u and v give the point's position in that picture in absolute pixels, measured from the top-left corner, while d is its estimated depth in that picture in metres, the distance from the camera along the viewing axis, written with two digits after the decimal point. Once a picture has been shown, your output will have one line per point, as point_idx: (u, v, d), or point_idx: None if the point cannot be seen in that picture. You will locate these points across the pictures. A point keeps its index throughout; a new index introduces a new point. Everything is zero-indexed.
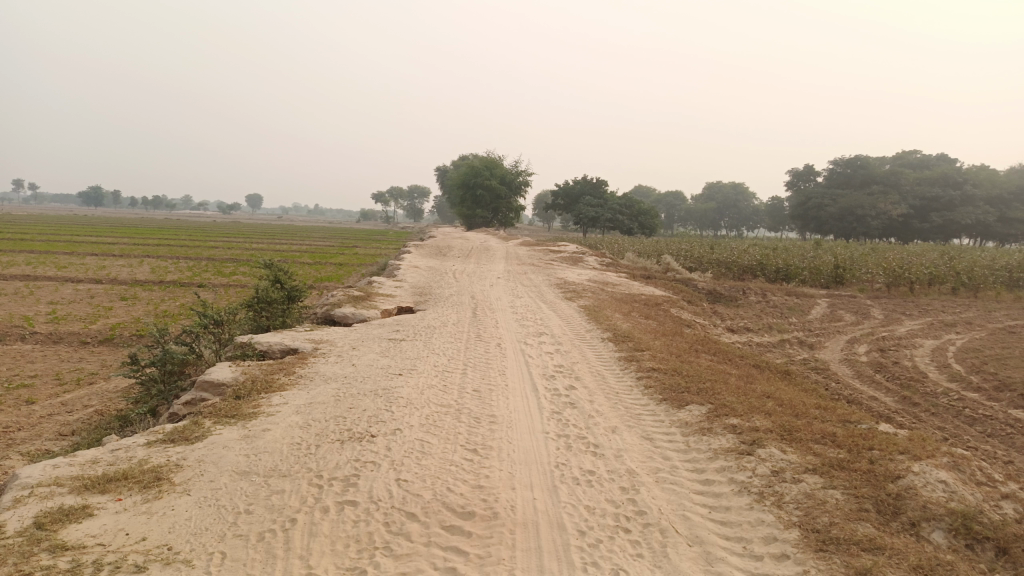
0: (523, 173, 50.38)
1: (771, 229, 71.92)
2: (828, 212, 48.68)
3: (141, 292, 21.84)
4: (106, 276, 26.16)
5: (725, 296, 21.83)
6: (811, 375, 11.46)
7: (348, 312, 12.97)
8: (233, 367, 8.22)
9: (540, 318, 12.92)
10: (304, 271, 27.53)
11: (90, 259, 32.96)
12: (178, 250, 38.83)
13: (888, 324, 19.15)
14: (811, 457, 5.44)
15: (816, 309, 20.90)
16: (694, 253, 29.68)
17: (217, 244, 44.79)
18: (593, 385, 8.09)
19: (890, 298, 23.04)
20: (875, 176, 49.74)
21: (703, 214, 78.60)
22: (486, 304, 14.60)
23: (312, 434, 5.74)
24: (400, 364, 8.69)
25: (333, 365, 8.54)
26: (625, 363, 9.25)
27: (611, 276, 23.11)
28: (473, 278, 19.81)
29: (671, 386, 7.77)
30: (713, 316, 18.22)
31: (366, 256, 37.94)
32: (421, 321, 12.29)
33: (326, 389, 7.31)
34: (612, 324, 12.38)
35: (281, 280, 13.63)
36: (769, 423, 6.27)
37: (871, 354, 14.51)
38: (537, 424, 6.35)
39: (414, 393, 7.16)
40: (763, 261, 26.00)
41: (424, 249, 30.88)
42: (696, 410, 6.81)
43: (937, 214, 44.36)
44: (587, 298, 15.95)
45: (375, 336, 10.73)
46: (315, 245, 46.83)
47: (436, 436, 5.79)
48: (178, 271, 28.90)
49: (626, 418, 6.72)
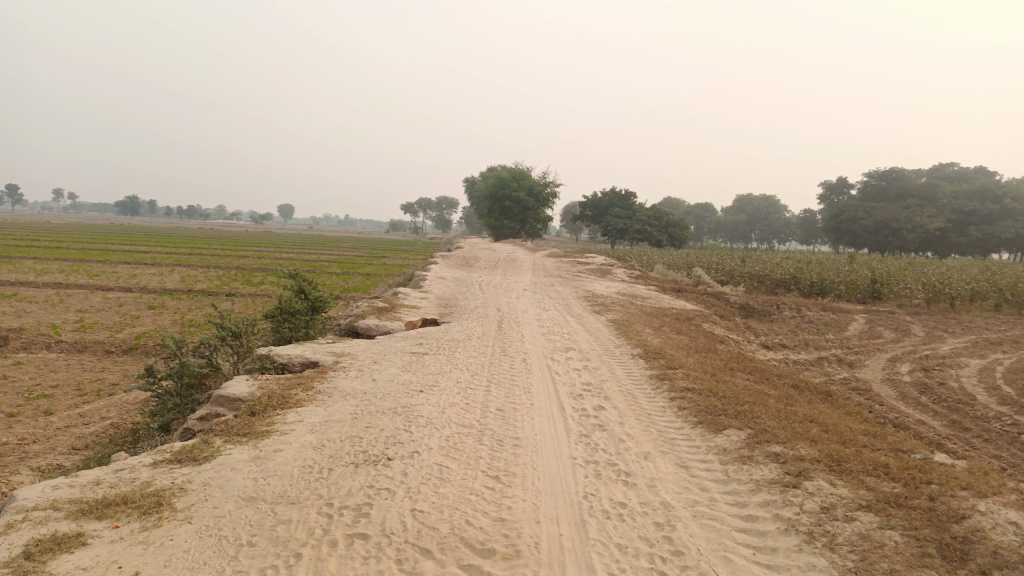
0: (551, 184, 50.10)
1: (802, 242, 70.68)
2: (861, 225, 47.59)
3: (169, 301, 21.92)
4: (136, 284, 26.35)
5: (758, 311, 21.23)
6: (852, 396, 10.89)
7: (371, 324, 12.71)
8: (251, 381, 7.96)
9: (567, 332, 12.52)
10: (330, 281, 27.45)
11: (121, 267, 33.34)
12: (208, 260, 39.16)
13: (930, 341, 18.39)
14: (863, 491, 4.98)
15: (854, 325, 20.18)
16: (725, 266, 29.06)
17: (246, 253, 45.17)
18: (623, 406, 7.68)
19: (931, 314, 22.20)
20: (911, 189, 48.53)
21: (733, 226, 77.54)
22: (513, 316, 14.25)
23: (325, 456, 5.43)
24: (422, 379, 8.36)
25: (353, 380, 8.25)
26: (657, 381, 8.82)
27: (640, 289, 22.63)
28: (500, 290, 19.50)
29: (707, 409, 7.33)
30: (745, 331, 17.65)
31: (393, 266, 37.89)
32: (446, 334, 11.97)
33: (344, 406, 7.01)
34: (642, 339, 11.95)
35: (305, 290, 13.43)
36: (814, 451, 5.81)
37: (914, 374, 13.84)
38: (565, 447, 5.97)
39: (435, 412, 6.83)
40: (797, 275, 25.32)
41: (451, 259, 30.69)
42: (734, 436, 6.38)
43: (976, 228, 43.11)
44: (616, 312, 15.52)
45: (397, 349, 10.42)
46: (343, 255, 47.00)
47: (456, 461, 5.44)
48: (206, 280, 29.02)
49: (659, 443, 6.31)
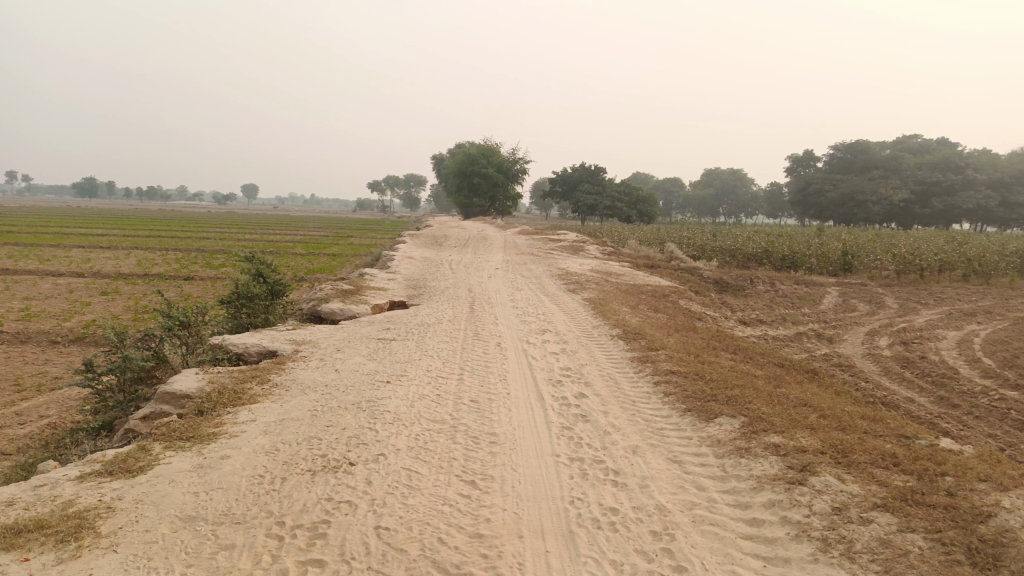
0: (521, 160, 49.31)
1: (770, 216, 71.05)
2: (828, 198, 47.72)
3: (123, 286, 20.89)
4: (90, 269, 25.17)
5: (732, 286, 20.94)
6: (836, 373, 10.55)
7: (336, 308, 12.05)
8: (201, 376, 7.29)
9: (542, 313, 11.98)
10: (294, 263, 26.48)
11: (75, 251, 31.94)
12: (168, 242, 37.79)
13: (905, 314, 18.24)
14: (875, 487, 4.55)
15: (828, 299, 19.98)
16: (697, 241, 28.75)
17: (208, 235, 43.72)
18: (606, 393, 7.18)
19: (902, 286, 22.12)
20: (876, 162, 48.76)
21: (701, 201, 77.56)
22: (484, 297, 13.65)
23: (279, 463, 4.81)
24: (389, 369, 7.76)
25: (314, 371, 7.62)
26: (639, 365, 8.33)
27: (614, 265, 22.22)
28: (470, 269, 18.86)
29: (696, 395, 6.85)
30: (722, 307, 17.28)
31: (361, 246, 36.92)
32: (415, 317, 11.36)
33: (303, 401, 6.39)
34: (620, 318, 11.48)
35: (264, 274, 12.69)
36: (816, 441, 5.37)
37: (894, 348, 13.60)
38: (545, 444, 5.46)
39: (403, 406, 6.25)
40: (769, 248, 25.07)
41: (420, 238, 29.93)
42: (728, 425, 5.92)
43: (938, 199, 43.54)
44: (591, 290, 15.01)
45: (362, 335, 9.78)
46: (309, 235, 45.89)
47: (427, 463, 4.88)
48: (165, 263, 27.94)
49: (648, 436, 5.81)
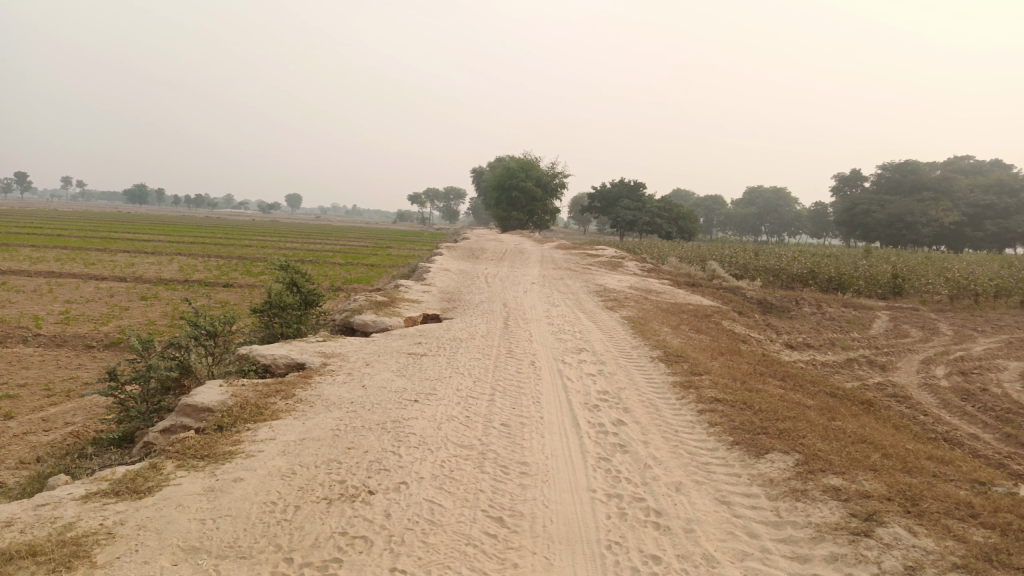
0: (560, 174, 48.99)
1: (813, 236, 69.41)
2: (875, 218, 46.22)
3: (163, 291, 21.03)
4: (132, 274, 25.46)
5: (776, 307, 20.23)
6: (892, 405, 9.89)
7: (368, 320, 11.82)
8: (224, 388, 7.05)
9: (580, 331, 11.56)
10: (331, 272, 26.49)
11: (120, 256, 32.49)
12: (209, 249, 38.30)
13: (961, 342, 17.32)
14: (952, 542, 4.04)
15: (878, 323, 19.13)
16: (739, 260, 27.99)
17: (249, 242, 44.25)
18: (646, 421, 6.73)
19: (956, 311, 21.10)
20: (927, 183, 47.15)
21: (742, 219, 76.18)
22: (520, 313, 13.28)
23: (294, 489, 4.48)
24: (418, 386, 7.44)
25: (340, 387, 7.33)
26: (681, 391, 7.86)
27: (653, 283, 21.70)
28: (507, 283, 18.52)
29: (743, 427, 6.36)
30: (766, 330, 16.61)
31: (399, 258, 36.84)
32: (447, 331, 11.03)
33: (326, 420, 6.09)
34: (660, 339, 11.00)
35: (297, 283, 12.52)
36: (880, 485, 4.87)
37: (952, 378, 12.81)
38: (580, 477, 5.05)
39: (431, 428, 5.91)
40: (815, 269, 24.22)
41: (457, 250, 29.74)
42: (780, 462, 5.43)
43: (992, 222, 41.89)
44: (631, 308, 14.53)
45: (393, 349, 9.49)
46: (348, 245, 46.19)
47: (453, 495, 4.51)
48: (205, 269, 28.23)
49: (693, 472, 5.36)
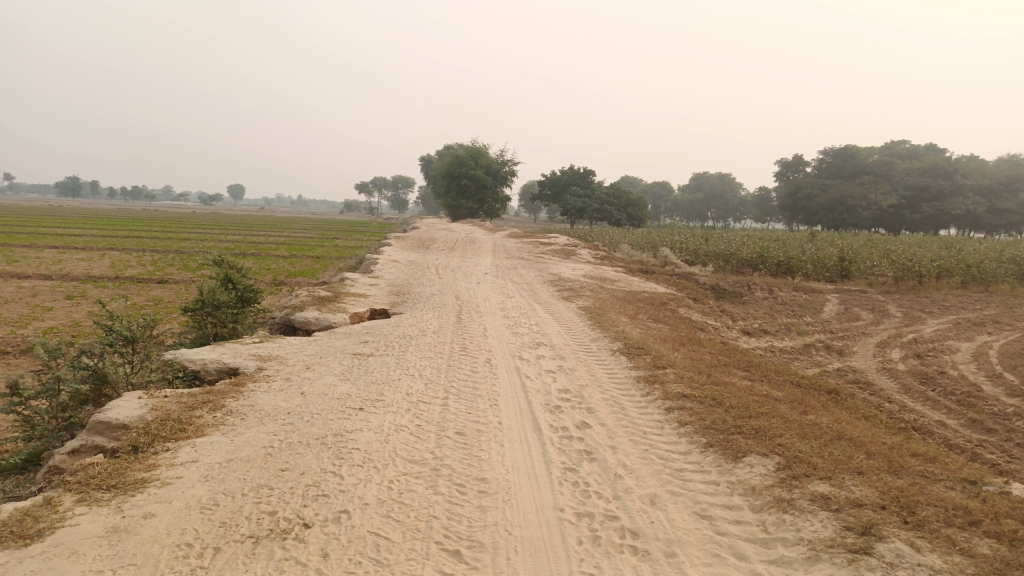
0: (510, 162, 48.38)
1: (758, 221, 70.46)
2: (817, 202, 47.00)
3: (92, 290, 19.73)
4: (59, 271, 23.91)
5: (729, 292, 20.13)
6: (856, 392, 9.64)
7: (311, 317, 11.10)
8: (143, 400, 6.31)
9: (535, 324, 11.03)
10: (275, 266, 25.40)
11: (47, 252, 30.68)
12: (146, 243, 36.53)
13: (911, 324, 17.41)
14: (959, 556, 3.65)
15: (829, 307, 19.18)
16: (690, 246, 27.90)
17: (189, 236, 42.47)
18: (612, 422, 6.24)
19: (903, 293, 21.33)
20: (866, 167, 48.15)
21: (689, 205, 76.83)
22: (472, 305, 12.71)
23: (214, 526, 3.85)
24: (364, 392, 6.81)
25: (276, 395, 6.63)
26: (646, 387, 7.40)
27: (607, 271, 21.37)
28: (459, 274, 17.88)
29: (716, 426, 5.93)
30: (722, 316, 16.39)
31: (347, 249, 35.75)
32: (396, 328, 10.39)
33: (258, 436, 5.43)
34: (619, 330, 10.58)
35: (232, 280, 11.71)
36: (870, 490, 4.48)
37: (909, 362, 12.73)
38: (545, 495, 4.53)
39: (378, 441, 5.31)
40: (765, 253, 24.21)
41: (406, 240, 28.91)
42: (760, 467, 5.00)
43: (927, 204, 42.94)
44: (587, 298, 14.08)
45: (336, 349, 8.79)
46: (294, 237, 44.79)
47: (402, 525, 3.94)
48: (141, 265, 26.76)
49: (667, 482, 4.89)
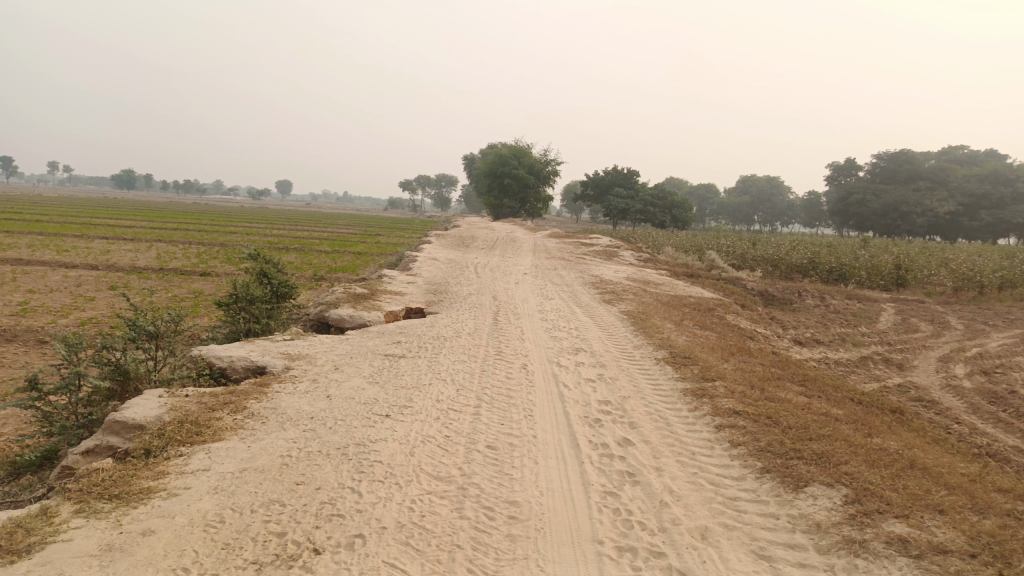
0: (553, 161, 47.82)
1: (806, 225, 68.58)
2: (869, 208, 45.36)
3: (135, 281, 19.84)
4: (105, 262, 24.18)
5: (779, 299, 19.34)
6: (920, 412, 8.93)
7: (345, 314, 10.81)
8: (163, 400, 6.03)
9: (575, 328, 10.55)
10: (315, 261, 25.35)
11: (96, 242, 31.24)
12: (192, 236, 36.96)
13: (974, 337, 16.40)
14: None
15: (885, 317, 18.25)
16: (737, 250, 27.02)
17: (234, 229, 42.97)
18: (657, 440, 5.75)
19: (963, 304, 20.23)
20: (922, 172, 46.35)
21: (735, 208, 75.25)
22: (510, 307, 12.27)
23: (216, 548, 3.50)
24: (392, 397, 6.44)
25: (300, 398, 6.30)
26: (694, 402, 6.87)
27: (651, 273, 20.76)
28: (498, 274, 17.49)
29: (772, 449, 5.39)
30: (771, 324, 15.66)
31: (387, 245, 35.66)
32: (431, 328, 10.01)
33: (277, 443, 5.09)
34: (664, 336, 10.05)
35: (266, 274, 11.52)
36: (955, 532, 3.92)
37: (975, 379, 11.88)
38: (583, 525, 4.09)
39: (403, 453, 4.93)
40: (816, 259, 23.24)
41: (446, 238, 28.63)
42: (825, 501, 4.47)
43: (987, 212, 41.07)
44: (629, 302, 13.52)
45: (367, 350, 8.45)
46: (336, 232, 44.95)
47: (421, 555, 3.54)
48: (185, 257, 26.99)
49: (720, 513, 4.40)
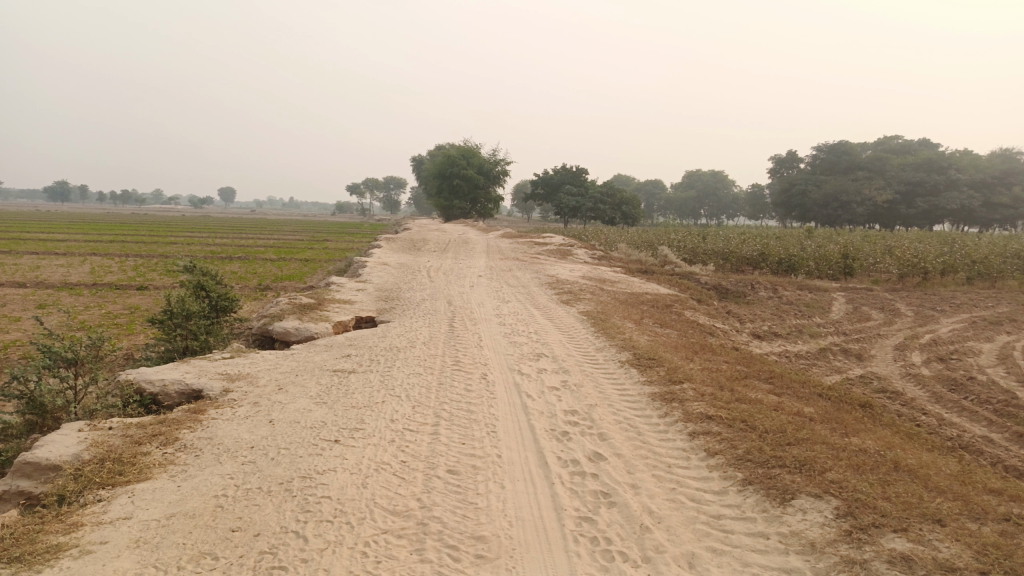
0: (502, 161, 47.42)
1: (752, 217, 69.79)
2: (812, 199, 46.21)
3: (66, 298, 18.70)
4: (34, 279, 22.80)
5: (733, 292, 19.32)
6: (887, 404, 8.78)
7: (290, 327, 10.21)
8: (83, 434, 5.39)
9: (534, 332, 10.16)
10: (261, 269, 24.41)
11: (26, 258, 29.61)
12: (130, 247, 35.43)
13: (924, 323, 16.59)
14: None
15: (837, 306, 18.38)
16: (688, 244, 27.06)
17: (176, 239, 41.45)
18: (630, 453, 5.39)
19: (910, 291, 20.53)
20: (860, 163, 47.49)
21: (683, 202, 76.16)
22: (466, 312, 11.81)
23: None
24: (342, 418, 5.91)
25: (239, 425, 5.73)
26: (664, 407, 6.52)
27: (606, 271, 20.55)
28: (451, 277, 16.98)
29: (752, 458, 5.08)
30: (728, 318, 15.55)
31: (337, 251, 34.81)
32: (383, 338, 9.49)
33: (212, 481, 4.54)
34: (626, 337, 9.74)
35: (205, 287, 10.84)
36: (960, 547, 3.63)
37: (932, 367, 11.89)
38: (559, 561, 3.68)
39: (355, 486, 4.43)
40: (766, 251, 23.36)
41: (397, 242, 27.99)
42: (816, 515, 4.16)
43: (922, 199, 42.22)
44: (587, 302, 13.18)
45: (314, 366, 7.87)
46: (283, 239, 43.73)
47: None
48: (121, 271, 25.75)
49: (706, 535, 4.04)
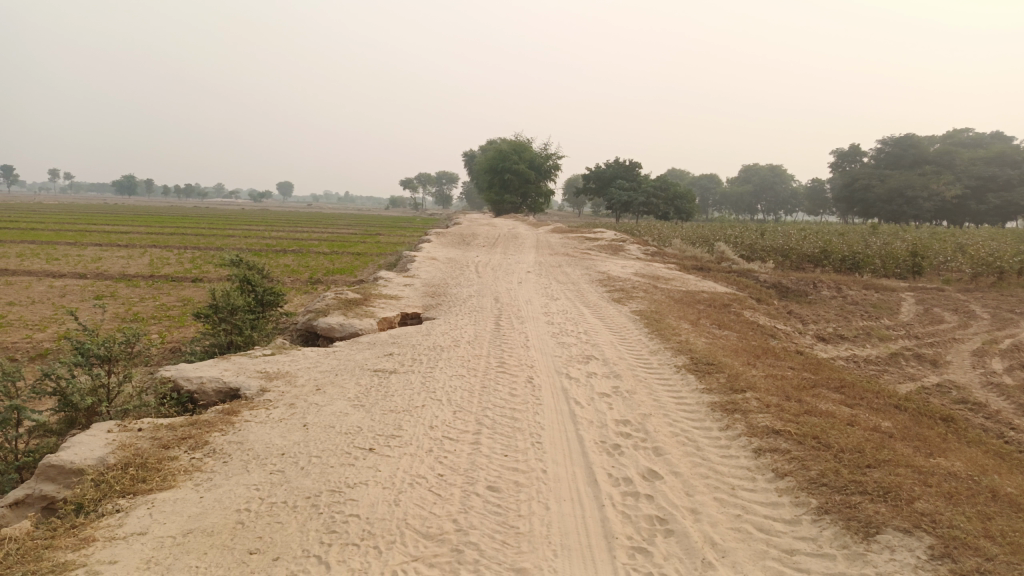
0: (554, 155, 46.85)
1: (811, 213, 67.55)
2: (875, 194, 44.26)
3: (123, 289, 19.01)
4: (95, 270, 23.35)
5: (794, 292, 18.44)
6: (970, 417, 8.04)
7: (334, 323, 9.98)
8: (112, 436, 5.17)
9: (584, 332, 9.70)
10: (312, 263, 24.49)
11: (89, 250, 30.44)
12: (189, 240, 36.18)
13: (1003, 327, 15.48)
14: None
15: (906, 307, 17.35)
16: (746, 240, 26.09)
17: (233, 232, 42.22)
18: (689, 471, 4.91)
19: (985, 291, 19.27)
20: (927, 156, 45.29)
21: (738, 197, 74.24)
22: (514, 309, 11.41)
23: None
24: (378, 424, 5.57)
25: (272, 429, 5.45)
26: (726, 419, 6.00)
27: (659, 268, 19.90)
28: (499, 273, 16.61)
29: (826, 482, 4.55)
30: (789, 319, 14.78)
31: (387, 245, 34.84)
32: (427, 337, 9.16)
33: (236, 492, 4.25)
34: (682, 339, 9.20)
35: (250, 281, 10.69)
36: None
37: (1016, 376, 10.96)
38: None
39: (386, 504, 4.07)
40: (828, 247, 22.30)
41: (447, 236, 27.80)
42: (906, 554, 3.63)
43: (994, 195, 40.02)
44: (640, 300, 12.63)
45: (355, 365, 7.59)
46: (336, 233, 44.21)
47: None
48: (178, 263, 26.23)
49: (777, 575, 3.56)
